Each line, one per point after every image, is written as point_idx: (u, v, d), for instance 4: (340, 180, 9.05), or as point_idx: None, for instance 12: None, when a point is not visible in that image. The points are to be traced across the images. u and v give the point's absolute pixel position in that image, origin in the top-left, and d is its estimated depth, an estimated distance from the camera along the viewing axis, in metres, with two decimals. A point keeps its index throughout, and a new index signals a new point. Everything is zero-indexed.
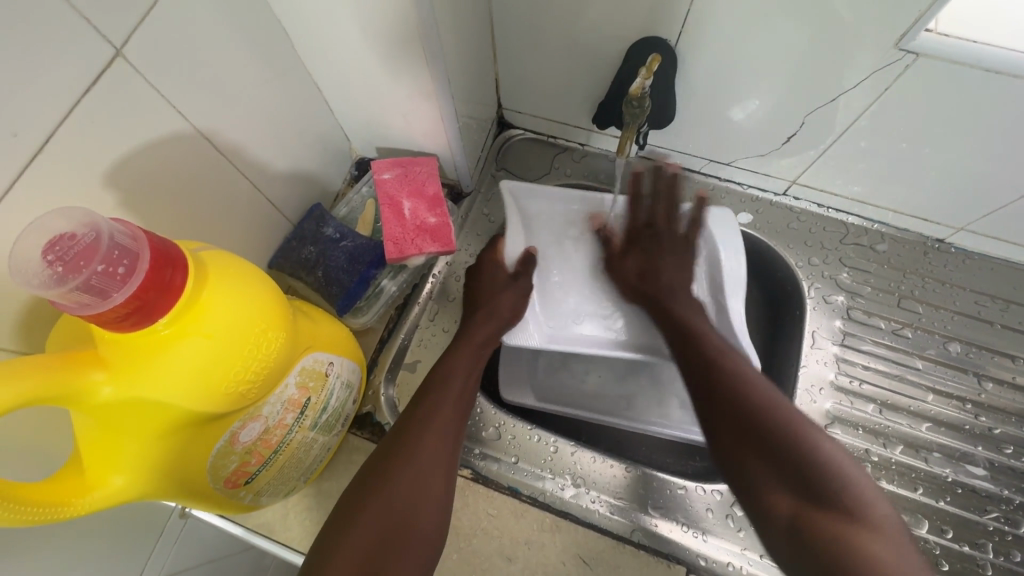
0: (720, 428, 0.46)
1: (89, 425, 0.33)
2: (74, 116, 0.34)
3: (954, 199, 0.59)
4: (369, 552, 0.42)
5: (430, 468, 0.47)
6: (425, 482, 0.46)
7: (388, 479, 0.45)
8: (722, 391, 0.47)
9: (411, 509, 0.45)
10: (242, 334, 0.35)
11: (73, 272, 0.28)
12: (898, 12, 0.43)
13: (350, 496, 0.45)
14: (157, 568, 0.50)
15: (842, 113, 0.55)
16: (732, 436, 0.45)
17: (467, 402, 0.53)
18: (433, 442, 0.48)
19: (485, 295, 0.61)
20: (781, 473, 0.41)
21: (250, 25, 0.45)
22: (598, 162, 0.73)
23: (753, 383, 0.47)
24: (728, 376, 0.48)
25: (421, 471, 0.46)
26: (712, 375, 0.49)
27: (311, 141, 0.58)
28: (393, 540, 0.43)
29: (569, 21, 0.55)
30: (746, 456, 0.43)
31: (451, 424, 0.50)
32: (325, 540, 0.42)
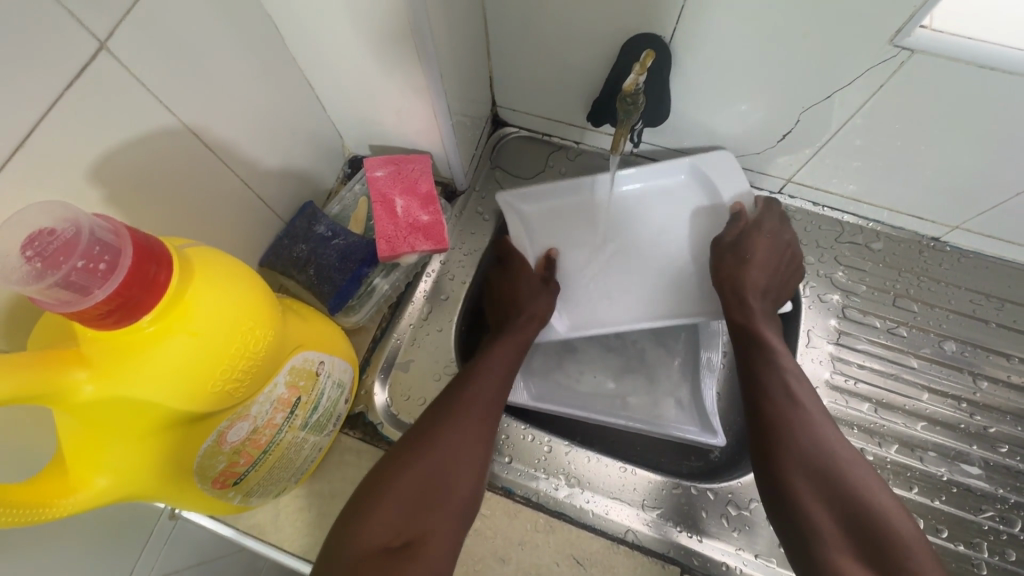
0: (790, 476, 0.47)
1: (72, 426, 0.32)
2: (56, 110, 0.33)
3: (949, 197, 0.59)
4: (407, 506, 0.43)
5: (468, 436, 0.48)
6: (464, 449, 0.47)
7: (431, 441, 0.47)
8: (791, 439, 0.48)
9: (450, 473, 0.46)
10: (230, 331, 0.35)
11: (53, 267, 0.27)
12: (893, 8, 0.43)
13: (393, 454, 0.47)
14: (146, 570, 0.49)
15: (839, 111, 0.54)
16: (802, 487, 0.46)
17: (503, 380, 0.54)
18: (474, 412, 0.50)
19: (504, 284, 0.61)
20: (854, 536, 0.43)
21: (240, 20, 0.45)
22: (592, 160, 0.73)
23: (827, 435, 0.49)
24: (794, 424, 0.49)
25: (461, 437, 0.48)
26: (778, 424, 0.50)
27: (302, 138, 0.58)
28: (428, 499, 0.44)
29: (563, 17, 0.55)
30: (816, 510, 0.45)
31: (490, 399, 0.52)
32: (367, 491, 0.44)
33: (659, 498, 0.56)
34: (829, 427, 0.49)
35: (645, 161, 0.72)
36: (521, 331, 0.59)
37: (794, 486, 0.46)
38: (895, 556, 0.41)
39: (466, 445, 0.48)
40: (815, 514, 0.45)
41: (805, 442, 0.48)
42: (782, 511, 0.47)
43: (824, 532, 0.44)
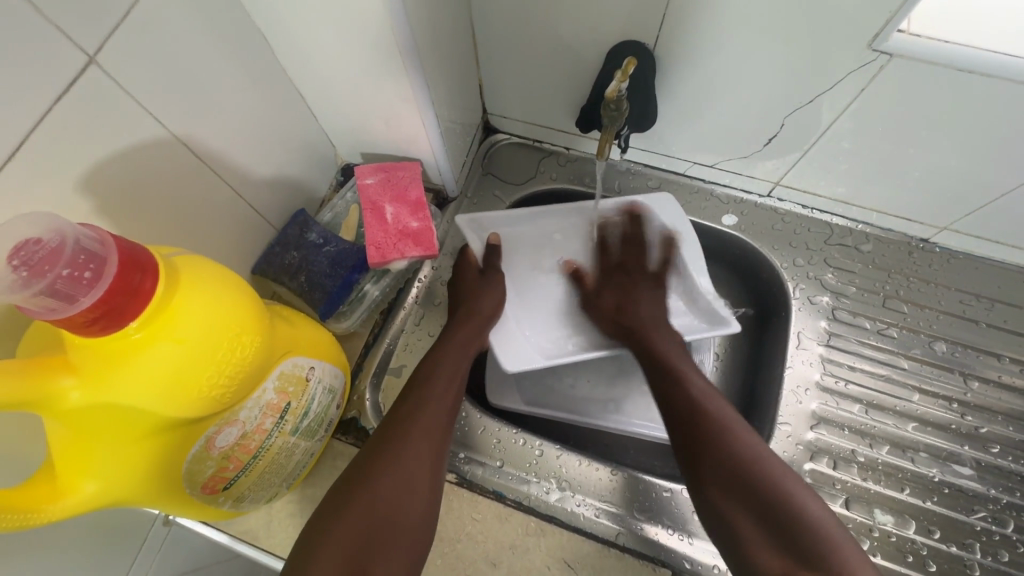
0: (709, 482, 0.46)
1: (59, 431, 0.32)
2: (47, 123, 0.34)
3: (936, 197, 0.60)
4: (353, 552, 0.40)
5: (415, 467, 0.46)
6: (414, 481, 0.46)
7: (376, 477, 0.45)
8: (709, 441, 0.47)
9: (400, 509, 0.44)
10: (216, 338, 0.35)
11: (38, 276, 0.28)
12: (869, 13, 0.44)
13: (333, 496, 0.44)
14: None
15: (823, 114, 0.55)
16: (722, 490, 0.45)
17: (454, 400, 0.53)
18: (419, 439, 0.48)
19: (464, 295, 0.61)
20: (781, 544, 0.41)
21: (229, 32, 0.46)
22: (583, 165, 0.74)
23: (741, 432, 0.47)
24: (711, 423, 0.48)
25: (405, 471, 0.46)
26: (695, 426, 0.49)
27: (293, 147, 0.58)
28: (378, 539, 0.42)
29: (548, 24, 0.56)
30: (736, 507, 0.44)
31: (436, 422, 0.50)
32: (306, 540, 0.41)
33: (649, 499, 0.56)
34: (742, 424, 0.48)
35: (635, 166, 0.72)
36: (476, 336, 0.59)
37: (714, 488, 0.45)
38: (817, 549, 0.39)
39: (417, 478, 0.46)
40: (735, 514, 0.44)
41: (721, 443, 0.47)
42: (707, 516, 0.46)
43: (748, 535, 0.43)
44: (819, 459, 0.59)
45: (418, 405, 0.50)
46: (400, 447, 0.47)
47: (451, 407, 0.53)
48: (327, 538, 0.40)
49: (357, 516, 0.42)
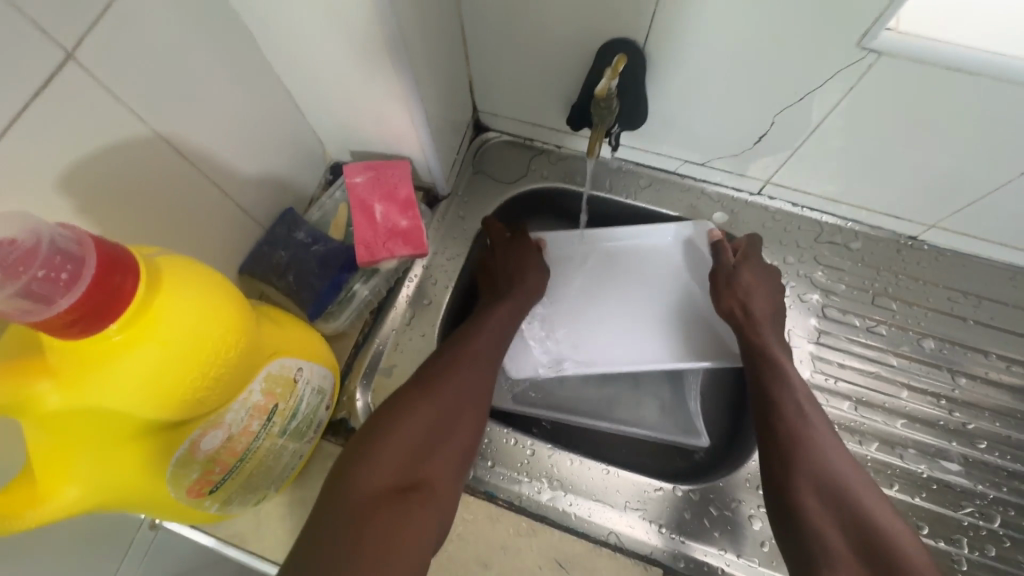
0: (800, 492, 0.47)
1: (37, 435, 0.32)
2: (24, 120, 0.33)
3: (924, 195, 0.60)
4: (413, 450, 0.46)
5: (467, 390, 0.51)
6: (467, 400, 0.51)
7: (433, 390, 0.50)
8: (803, 457, 0.49)
9: (454, 423, 0.49)
10: (201, 339, 0.35)
11: (12, 278, 0.27)
12: (859, 11, 0.44)
13: (395, 400, 0.49)
14: None
15: (813, 112, 0.55)
16: (811, 504, 0.46)
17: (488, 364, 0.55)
18: (472, 368, 0.53)
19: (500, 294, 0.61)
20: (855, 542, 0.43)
21: (214, 28, 0.45)
22: (574, 163, 0.73)
23: (830, 447, 0.49)
24: (806, 440, 0.50)
25: (460, 391, 0.51)
26: (791, 443, 0.50)
27: (281, 145, 0.58)
28: (432, 445, 0.47)
29: (538, 21, 0.55)
30: (826, 520, 0.45)
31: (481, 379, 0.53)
32: (369, 434, 0.46)
33: (642, 499, 0.56)
34: (840, 449, 0.50)
35: (625, 164, 0.72)
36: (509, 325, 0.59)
37: (805, 501, 0.47)
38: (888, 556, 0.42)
39: (468, 399, 0.51)
40: (816, 524, 0.45)
41: (812, 460, 0.48)
42: (784, 522, 0.47)
43: (835, 545, 0.44)
44: None
45: (475, 333, 0.56)
46: (456, 369, 0.52)
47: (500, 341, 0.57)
48: (390, 435, 0.46)
49: (417, 421, 0.47)
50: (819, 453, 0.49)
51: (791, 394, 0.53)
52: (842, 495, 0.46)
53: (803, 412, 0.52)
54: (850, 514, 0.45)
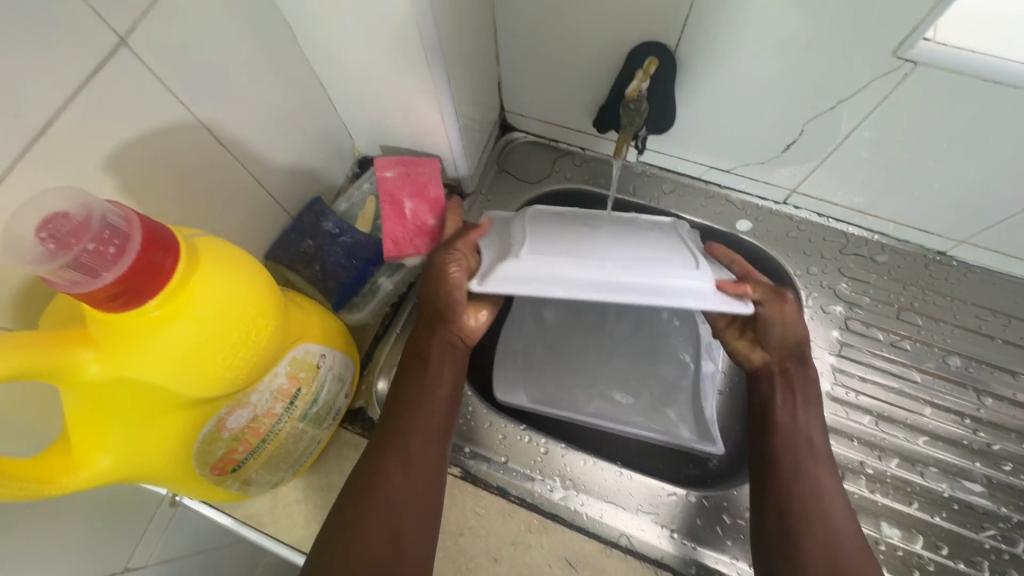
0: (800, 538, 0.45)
1: (76, 403, 0.33)
2: (77, 102, 0.35)
3: (955, 211, 0.59)
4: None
5: (395, 516, 0.45)
6: (395, 530, 0.44)
7: (353, 528, 0.44)
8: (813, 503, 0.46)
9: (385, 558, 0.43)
10: (233, 321, 0.36)
11: (64, 249, 0.28)
12: (897, 21, 0.43)
13: (320, 546, 0.44)
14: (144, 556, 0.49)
15: (843, 122, 0.55)
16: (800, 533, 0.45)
17: (447, 421, 0.51)
18: (399, 486, 0.46)
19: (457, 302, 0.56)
20: None
21: (255, 20, 0.46)
22: (598, 166, 0.74)
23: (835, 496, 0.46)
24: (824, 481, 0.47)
25: (387, 517, 0.44)
26: (793, 471, 0.47)
27: (313, 137, 0.59)
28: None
29: (570, 22, 0.56)
30: (814, 550, 0.44)
31: (427, 452, 0.48)
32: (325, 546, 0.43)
33: (655, 502, 0.56)
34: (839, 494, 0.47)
35: (650, 169, 0.72)
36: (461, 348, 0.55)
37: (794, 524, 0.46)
38: None
39: (398, 526, 0.44)
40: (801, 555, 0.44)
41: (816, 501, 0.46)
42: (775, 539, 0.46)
43: None
44: None
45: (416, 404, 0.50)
46: (379, 492, 0.45)
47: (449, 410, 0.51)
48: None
49: (340, 570, 0.41)
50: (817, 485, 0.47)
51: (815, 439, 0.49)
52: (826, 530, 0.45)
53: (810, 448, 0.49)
54: (833, 555, 0.44)
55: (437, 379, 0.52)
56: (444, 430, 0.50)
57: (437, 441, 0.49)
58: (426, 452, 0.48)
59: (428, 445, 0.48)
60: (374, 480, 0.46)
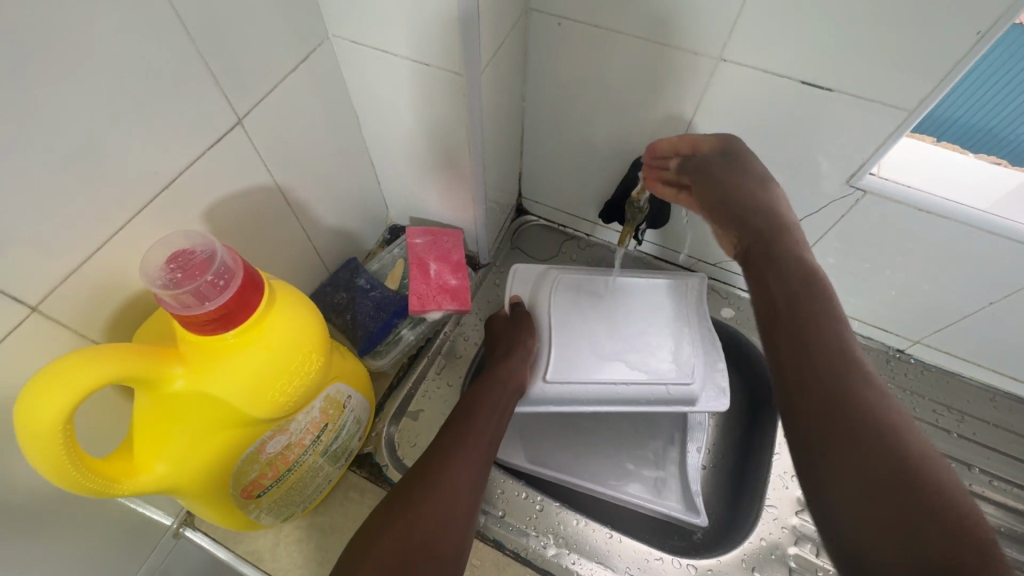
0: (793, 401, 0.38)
1: (150, 413, 0.37)
2: (197, 162, 0.43)
3: (907, 313, 0.68)
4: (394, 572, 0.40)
5: (451, 503, 0.46)
6: (447, 513, 0.45)
7: (416, 502, 0.45)
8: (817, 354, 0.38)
9: (433, 533, 0.44)
10: (293, 351, 0.41)
11: (189, 278, 0.35)
12: (847, 156, 0.55)
13: (375, 520, 0.45)
14: None
15: (810, 231, 0.65)
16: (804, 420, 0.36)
17: (494, 433, 0.55)
18: (457, 480, 0.48)
19: (501, 335, 0.66)
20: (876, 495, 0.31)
21: (332, 110, 0.57)
22: (600, 251, 0.83)
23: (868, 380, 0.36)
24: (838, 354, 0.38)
25: (448, 496, 0.47)
26: (804, 329, 0.39)
27: (357, 205, 0.68)
28: (413, 561, 0.41)
29: (586, 130, 0.68)
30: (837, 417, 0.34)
31: (476, 454, 0.51)
32: (379, 518, 0.45)
33: (643, 567, 0.58)
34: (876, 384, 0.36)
35: (647, 256, 0.82)
36: (510, 370, 0.61)
37: (805, 421, 0.36)
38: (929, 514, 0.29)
39: (455, 507, 0.46)
40: (823, 455, 0.34)
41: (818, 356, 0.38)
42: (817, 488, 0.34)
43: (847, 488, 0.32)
44: (802, 544, 0.62)
45: (471, 411, 0.55)
46: (443, 477, 0.48)
47: (498, 423, 0.56)
48: (371, 553, 0.41)
49: (400, 535, 0.43)
50: (831, 368, 0.37)
51: (832, 334, 0.39)
52: (845, 424, 0.34)
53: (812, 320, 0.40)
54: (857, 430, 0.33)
55: (496, 402, 0.57)
56: (493, 442, 0.54)
57: (484, 449, 0.53)
58: (475, 455, 0.51)
59: (478, 450, 0.52)
60: (430, 468, 0.49)
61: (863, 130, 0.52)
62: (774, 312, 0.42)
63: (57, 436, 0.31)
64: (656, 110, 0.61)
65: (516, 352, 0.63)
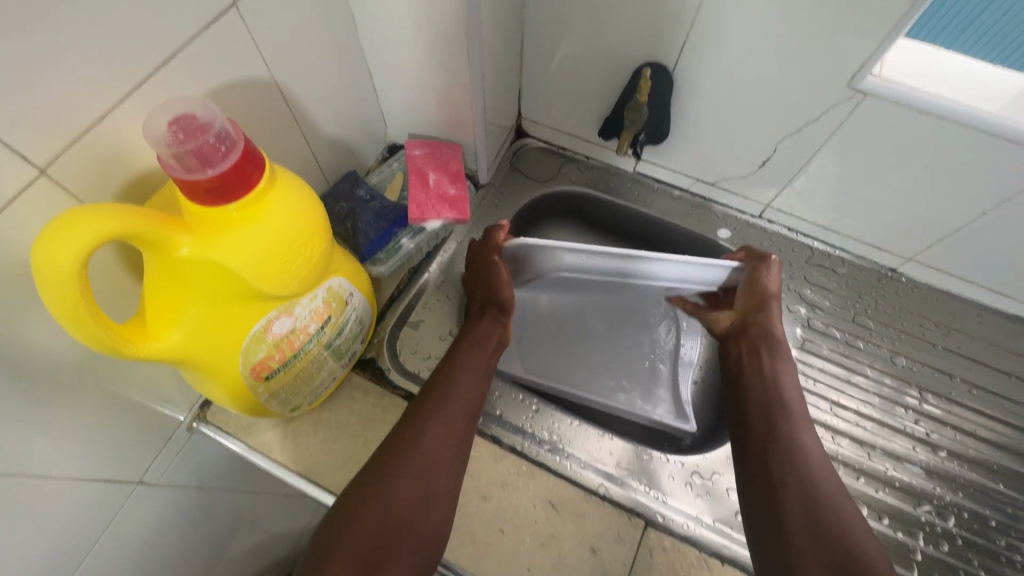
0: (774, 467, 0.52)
1: (159, 280, 0.39)
2: (195, 41, 0.42)
3: (901, 229, 0.69)
4: (371, 552, 0.44)
5: (423, 484, 0.49)
6: (421, 495, 0.48)
7: (391, 479, 0.48)
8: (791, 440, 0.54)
9: (409, 514, 0.47)
10: (296, 232, 0.42)
11: (191, 138, 0.35)
12: (852, 55, 0.54)
13: (354, 492, 0.48)
14: (157, 473, 0.57)
15: (807, 144, 0.65)
16: (793, 518, 0.49)
17: (474, 396, 0.56)
18: (427, 457, 0.50)
19: (474, 283, 0.66)
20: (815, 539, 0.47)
21: (329, 8, 0.56)
22: (600, 173, 0.83)
23: (814, 450, 0.53)
24: (802, 438, 0.54)
25: (418, 476, 0.49)
26: (788, 452, 0.53)
27: (356, 116, 0.68)
28: (388, 542, 0.45)
29: (588, 40, 0.66)
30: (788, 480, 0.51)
31: (452, 429, 0.53)
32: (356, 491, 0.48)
33: (632, 463, 0.62)
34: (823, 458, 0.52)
35: (645, 178, 0.82)
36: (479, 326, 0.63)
37: (790, 520, 0.49)
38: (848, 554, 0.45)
39: (430, 490, 0.49)
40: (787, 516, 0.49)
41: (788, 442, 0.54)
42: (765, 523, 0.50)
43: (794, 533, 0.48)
44: None
45: (446, 381, 0.56)
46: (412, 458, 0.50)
47: (478, 394, 0.57)
48: (354, 526, 0.45)
49: (373, 516, 0.46)
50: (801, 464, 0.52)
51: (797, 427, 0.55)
52: (797, 489, 0.50)
53: (795, 445, 0.53)
54: (807, 491, 0.50)
55: (471, 365, 0.58)
56: (471, 418, 0.55)
57: (465, 420, 0.55)
58: (453, 431, 0.53)
59: (457, 423, 0.54)
60: (404, 443, 0.51)
61: (872, 22, 0.51)
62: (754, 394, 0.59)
63: (74, 283, 0.33)
64: (662, 14, 0.59)
65: (488, 313, 0.63)
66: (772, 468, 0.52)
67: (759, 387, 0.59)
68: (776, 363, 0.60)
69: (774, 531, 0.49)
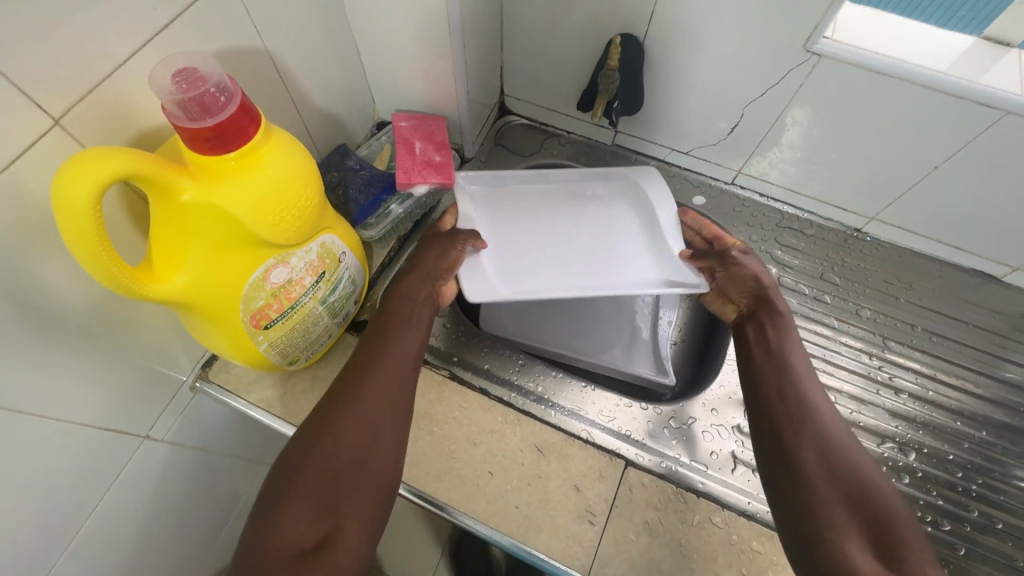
0: (799, 443, 0.51)
1: (165, 225, 0.42)
2: (193, 9, 0.46)
3: (862, 188, 0.73)
4: (323, 495, 0.46)
5: (365, 436, 0.50)
6: (364, 443, 0.49)
7: (329, 433, 0.49)
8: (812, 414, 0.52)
9: (351, 465, 0.48)
10: (289, 183, 0.46)
11: (194, 87, 0.39)
12: (806, 18, 0.58)
13: (297, 442, 0.49)
14: (162, 430, 0.60)
15: (771, 108, 0.69)
16: (823, 491, 0.48)
17: (411, 346, 0.56)
18: (364, 412, 0.50)
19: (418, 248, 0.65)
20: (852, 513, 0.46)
21: None
22: (580, 147, 0.87)
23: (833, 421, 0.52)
24: (821, 409, 0.53)
25: (355, 428, 0.50)
26: (808, 426, 0.52)
27: (345, 91, 0.71)
28: (341, 490, 0.47)
29: (564, 15, 0.70)
30: (808, 454, 0.50)
31: (390, 383, 0.53)
32: (297, 447, 0.49)
33: (613, 410, 0.65)
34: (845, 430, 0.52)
35: (623, 150, 0.86)
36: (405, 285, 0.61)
37: (818, 495, 0.48)
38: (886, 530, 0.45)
39: (375, 438, 0.50)
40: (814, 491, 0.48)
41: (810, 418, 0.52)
42: (787, 496, 0.49)
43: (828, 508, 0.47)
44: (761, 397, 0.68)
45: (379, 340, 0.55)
46: (346, 413, 0.50)
47: (417, 348, 0.57)
48: (293, 483, 0.46)
49: (315, 471, 0.47)
50: (826, 439, 0.51)
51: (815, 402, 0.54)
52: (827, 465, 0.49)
53: (813, 417, 0.52)
54: (834, 465, 0.49)
55: (404, 319, 0.58)
56: (412, 366, 0.55)
57: (406, 369, 0.55)
58: (391, 384, 0.53)
59: (395, 372, 0.54)
60: (342, 399, 0.51)
61: None
62: (767, 367, 0.57)
63: (89, 219, 0.36)
64: None
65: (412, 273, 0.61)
66: (792, 452, 0.51)
67: (771, 362, 0.57)
68: (784, 335, 0.58)
69: (802, 507, 0.48)
